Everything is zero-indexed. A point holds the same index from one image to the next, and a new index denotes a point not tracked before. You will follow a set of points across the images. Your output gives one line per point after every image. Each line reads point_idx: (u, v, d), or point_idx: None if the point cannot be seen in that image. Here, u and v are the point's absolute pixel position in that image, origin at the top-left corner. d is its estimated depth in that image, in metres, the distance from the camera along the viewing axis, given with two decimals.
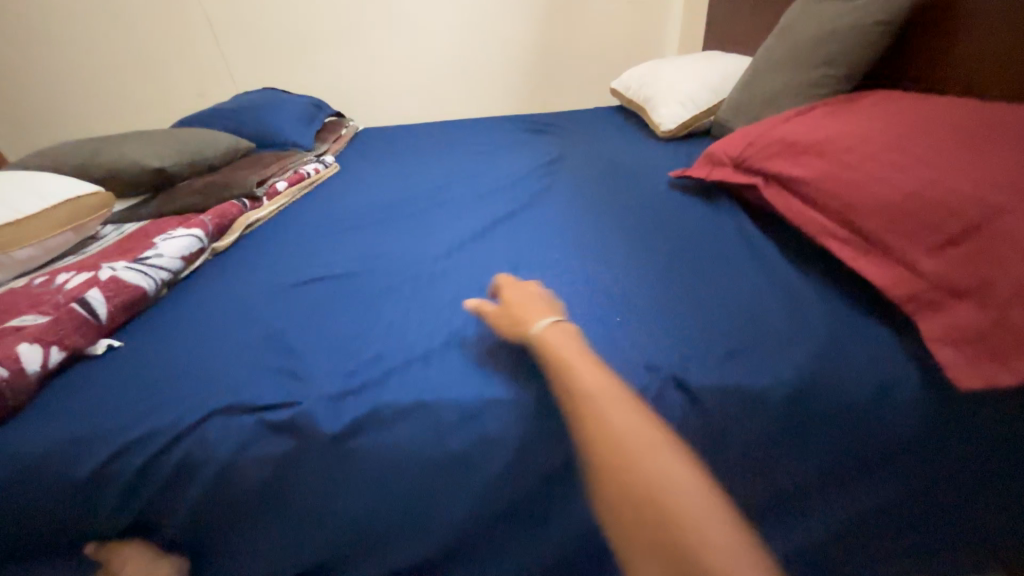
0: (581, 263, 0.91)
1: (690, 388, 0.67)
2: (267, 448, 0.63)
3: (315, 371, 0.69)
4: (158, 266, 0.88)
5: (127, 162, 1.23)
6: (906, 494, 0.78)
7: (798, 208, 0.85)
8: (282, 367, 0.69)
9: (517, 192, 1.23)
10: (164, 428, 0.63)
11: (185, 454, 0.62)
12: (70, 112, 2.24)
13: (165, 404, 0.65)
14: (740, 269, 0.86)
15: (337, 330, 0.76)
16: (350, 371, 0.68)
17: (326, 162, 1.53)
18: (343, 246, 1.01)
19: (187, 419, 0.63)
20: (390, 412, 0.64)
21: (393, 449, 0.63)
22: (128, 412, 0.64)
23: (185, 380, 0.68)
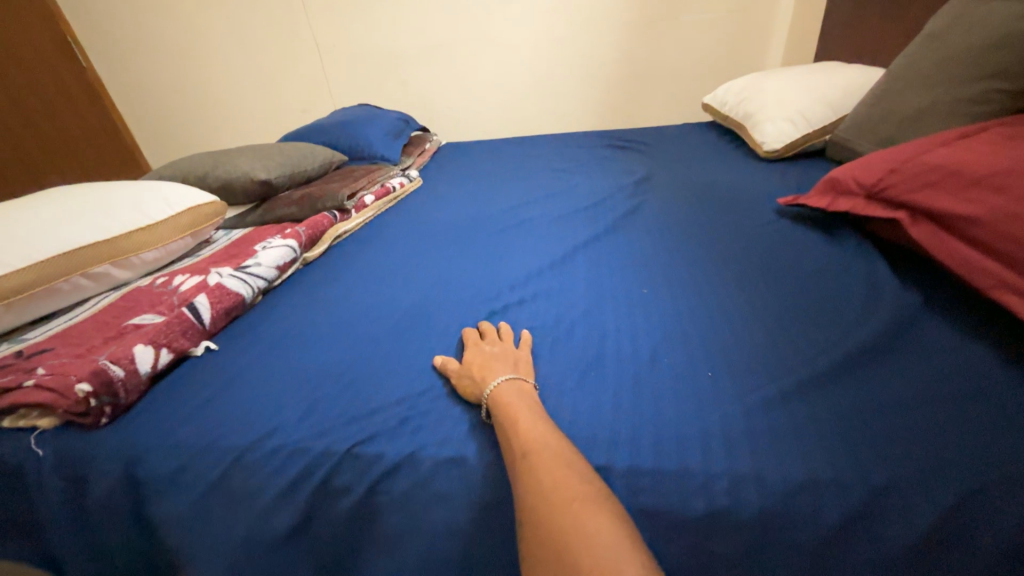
0: (675, 297, 0.81)
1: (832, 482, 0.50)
2: (331, 479, 0.60)
3: (387, 395, 0.67)
4: (256, 274, 0.93)
5: (238, 173, 1.34)
6: None
7: (965, 253, 0.68)
8: (355, 392, 0.68)
9: (599, 214, 1.15)
10: (242, 437, 0.64)
11: (257, 471, 0.62)
12: (200, 125, 2.56)
13: (246, 418, 0.66)
14: (887, 313, 0.68)
15: (410, 355, 0.74)
16: (423, 398, 0.66)
17: (410, 176, 1.58)
18: (422, 264, 1.01)
19: (263, 436, 0.63)
20: (455, 457, 0.58)
21: (445, 490, 0.57)
22: (215, 422, 0.66)
23: (270, 391, 0.70)
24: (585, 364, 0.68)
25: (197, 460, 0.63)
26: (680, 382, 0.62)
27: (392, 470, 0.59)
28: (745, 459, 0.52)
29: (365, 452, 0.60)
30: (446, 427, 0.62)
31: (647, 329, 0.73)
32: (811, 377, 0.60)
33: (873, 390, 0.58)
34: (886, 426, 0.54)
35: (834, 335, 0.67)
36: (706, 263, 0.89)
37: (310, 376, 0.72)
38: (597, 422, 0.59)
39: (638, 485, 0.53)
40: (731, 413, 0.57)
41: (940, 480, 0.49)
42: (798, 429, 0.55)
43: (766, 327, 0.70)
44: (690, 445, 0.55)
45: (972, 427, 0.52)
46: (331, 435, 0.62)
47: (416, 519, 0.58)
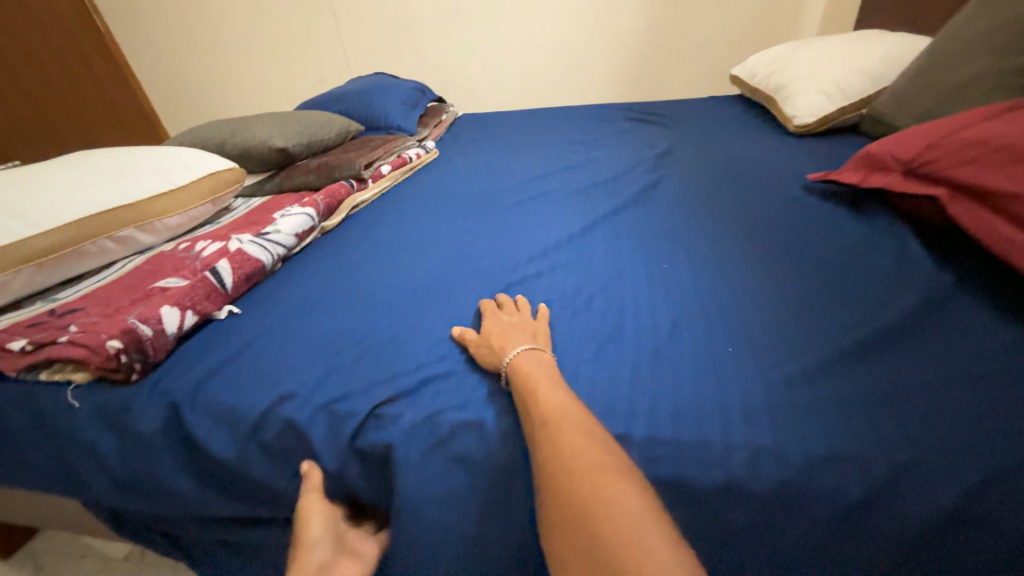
0: (696, 272, 0.79)
1: (848, 456, 0.50)
2: (349, 439, 0.62)
3: (405, 362, 0.68)
4: (276, 241, 0.93)
5: (256, 141, 1.33)
6: None
7: (1004, 230, 0.65)
8: (374, 358, 0.69)
9: (620, 188, 1.13)
10: (266, 398, 0.65)
11: (279, 429, 0.64)
12: (217, 94, 2.55)
13: (269, 378, 0.68)
14: (919, 293, 0.66)
15: (426, 323, 0.74)
16: (441, 365, 0.66)
17: (427, 147, 1.55)
18: (440, 235, 1.00)
19: (285, 396, 0.65)
20: (471, 421, 0.59)
21: (463, 454, 0.58)
22: (240, 382, 0.68)
23: (291, 354, 0.71)
24: (603, 337, 0.67)
25: (226, 417, 0.66)
26: (699, 357, 0.62)
27: (411, 432, 0.60)
28: (763, 433, 0.52)
29: (386, 415, 0.62)
30: (465, 393, 0.63)
31: (667, 304, 0.72)
32: (836, 355, 0.59)
33: (900, 370, 0.57)
34: (911, 405, 0.53)
35: (862, 314, 0.65)
36: (730, 239, 0.87)
37: (330, 341, 0.73)
38: (614, 393, 0.59)
39: (653, 456, 0.53)
40: (750, 389, 0.57)
41: (967, 463, 0.48)
42: (820, 405, 0.54)
43: (790, 304, 0.69)
44: (709, 418, 0.54)
45: (1004, 409, 0.51)
46: (353, 398, 0.64)
47: (436, 483, 0.58)
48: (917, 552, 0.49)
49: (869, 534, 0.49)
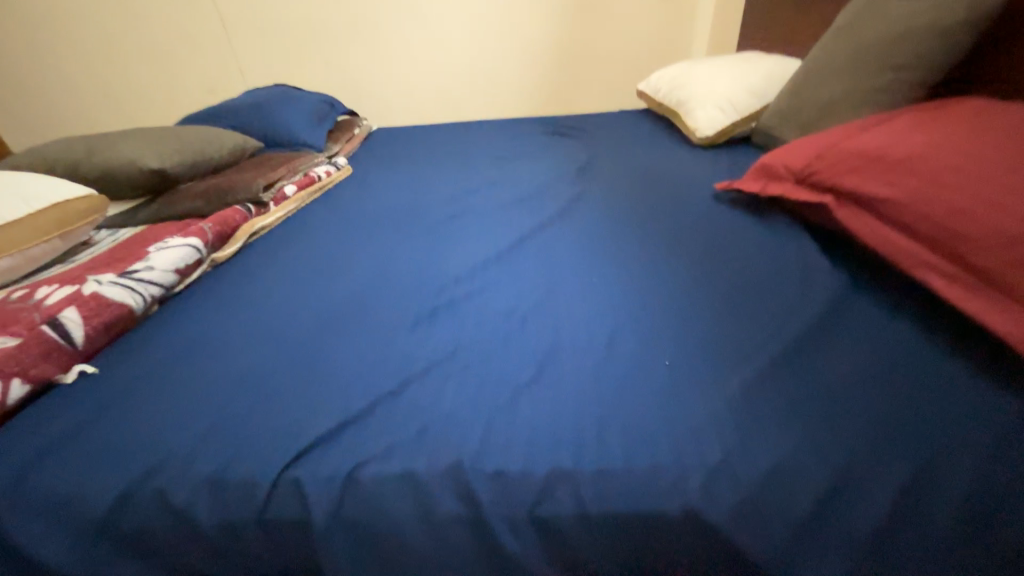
0: (622, 284, 0.79)
1: (774, 460, 0.50)
2: (239, 510, 0.52)
3: (308, 410, 0.58)
4: (148, 279, 0.77)
5: (121, 161, 1.13)
6: None
7: (891, 236, 0.71)
8: (270, 410, 0.58)
9: (544, 204, 1.11)
10: (127, 474, 0.54)
11: (149, 504, 0.53)
12: (77, 107, 2.18)
13: (137, 448, 0.56)
14: (823, 295, 0.71)
15: (338, 360, 0.65)
16: (363, 401, 0.58)
17: (337, 164, 1.43)
18: (354, 263, 0.90)
19: (158, 464, 0.54)
20: (385, 470, 0.52)
21: (383, 506, 0.51)
22: (95, 466, 0.55)
23: (165, 417, 0.59)
24: (534, 361, 0.63)
25: (76, 502, 0.54)
26: (635, 375, 0.60)
27: (324, 490, 0.52)
28: (690, 445, 0.52)
29: (290, 466, 0.53)
30: (394, 431, 0.55)
31: (601, 322, 0.70)
32: (759, 364, 0.60)
33: (812, 371, 0.59)
34: (829, 405, 0.55)
35: (778, 320, 0.68)
36: (650, 250, 0.88)
37: (218, 391, 0.61)
38: (545, 420, 0.55)
39: (582, 483, 0.51)
40: (676, 404, 0.56)
41: (886, 459, 0.50)
42: (748, 410, 0.55)
43: (711, 312, 0.71)
44: (650, 442, 0.52)
45: (899, 398, 0.55)
46: (242, 456, 0.54)
47: (350, 538, 0.52)
48: (873, 549, 0.49)
49: (820, 535, 0.49)
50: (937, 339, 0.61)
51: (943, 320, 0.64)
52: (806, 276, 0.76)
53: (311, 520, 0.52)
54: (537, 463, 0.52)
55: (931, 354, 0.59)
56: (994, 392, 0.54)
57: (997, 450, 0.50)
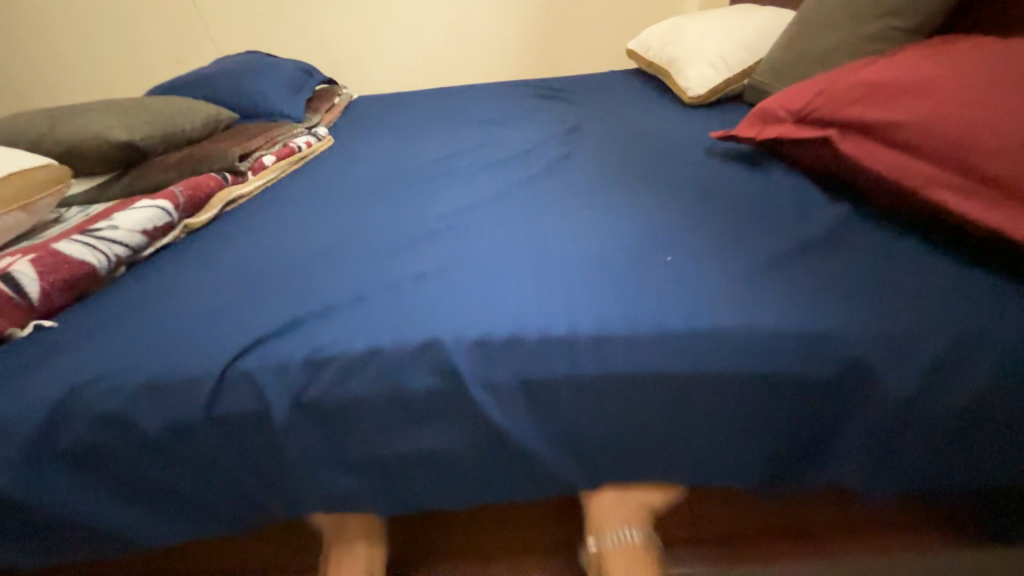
0: (614, 215, 0.73)
1: (710, 334, 0.53)
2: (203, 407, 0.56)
3: (268, 315, 0.60)
4: (111, 238, 0.73)
5: (87, 132, 1.08)
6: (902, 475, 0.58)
7: (880, 152, 0.69)
8: (231, 318, 0.60)
9: (538, 156, 1.02)
10: (75, 379, 0.57)
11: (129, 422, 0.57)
12: (43, 79, 2.09)
13: (102, 361, 0.58)
14: (811, 220, 0.68)
15: (305, 279, 0.66)
16: (321, 301, 0.61)
17: (319, 134, 1.33)
18: (326, 218, 0.83)
19: (120, 374, 0.56)
20: (336, 363, 0.55)
21: (342, 396, 0.55)
22: (62, 376, 0.57)
23: (124, 332, 0.61)
24: (485, 261, 0.65)
25: (32, 426, 0.55)
26: (601, 278, 0.60)
27: (279, 387, 0.55)
28: (626, 328, 0.54)
29: (246, 359, 0.56)
30: (356, 323, 0.57)
31: (558, 232, 0.70)
32: (763, 293, 0.56)
33: (817, 299, 0.56)
34: (793, 307, 0.55)
35: (766, 239, 0.65)
36: (643, 186, 0.83)
37: (190, 320, 0.61)
38: (488, 306, 0.57)
39: (509, 351, 0.54)
40: (627, 294, 0.57)
41: (837, 353, 0.53)
42: (704, 299, 0.56)
43: (709, 234, 0.67)
44: (591, 309, 0.56)
45: (873, 308, 0.54)
46: (187, 357, 0.56)
47: (309, 429, 0.57)
48: (821, 403, 0.55)
49: (775, 397, 0.55)
50: (945, 271, 0.58)
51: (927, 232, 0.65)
52: (803, 207, 0.72)
53: (267, 409, 0.55)
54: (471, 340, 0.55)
55: (898, 265, 0.60)
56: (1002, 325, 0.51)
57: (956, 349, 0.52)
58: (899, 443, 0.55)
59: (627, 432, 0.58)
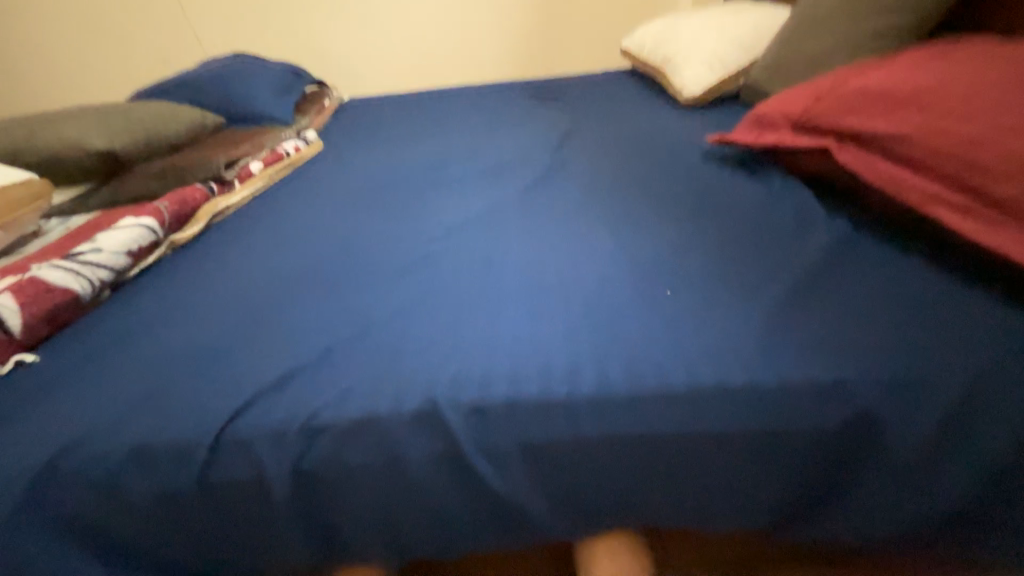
0: (602, 235, 0.73)
1: (718, 360, 0.52)
2: (190, 466, 0.53)
3: (258, 373, 0.57)
4: (94, 262, 0.71)
5: (65, 142, 1.04)
6: (875, 501, 0.51)
7: (874, 164, 0.68)
8: (219, 373, 0.58)
9: (528, 166, 1.00)
10: (58, 425, 0.56)
11: (104, 475, 0.53)
12: (23, 82, 2.03)
13: (91, 408, 0.56)
14: (816, 240, 0.66)
15: (294, 322, 0.63)
16: (314, 354, 0.58)
17: (307, 138, 1.30)
18: (318, 236, 0.82)
19: (107, 430, 0.54)
20: (331, 429, 0.52)
21: (344, 458, 0.52)
22: (43, 437, 0.55)
23: (104, 389, 0.58)
24: (482, 304, 0.62)
25: (11, 480, 0.52)
26: (601, 324, 0.56)
27: (278, 449, 0.52)
28: (637, 379, 0.52)
29: (241, 426, 0.53)
30: (347, 383, 0.54)
31: (550, 266, 0.67)
32: (765, 319, 0.55)
33: (819, 320, 0.54)
34: (802, 339, 0.53)
35: (770, 263, 0.63)
36: (638, 202, 0.82)
37: (178, 365, 0.59)
38: (488, 360, 0.55)
39: (512, 412, 0.52)
40: (625, 335, 0.55)
41: (854, 406, 0.50)
42: (713, 348, 0.53)
43: (703, 255, 0.66)
44: (588, 365, 0.53)
45: (878, 339, 0.52)
46: (174, 420, 0.54)
47: (303, 486, 0.53)
48: (826, 464, 0.52)
49: (788, 441, 0.51)
50: (950, 287, 0.57)
51: (932, 244, 0.64)
52: (799, 220, 0.72)
53: (263, 477, 0.52)
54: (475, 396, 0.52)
55: (894, 281, 0.59)
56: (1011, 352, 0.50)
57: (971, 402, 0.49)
58: (922, 504, 0.51)
59: (646, 481, 0.54)
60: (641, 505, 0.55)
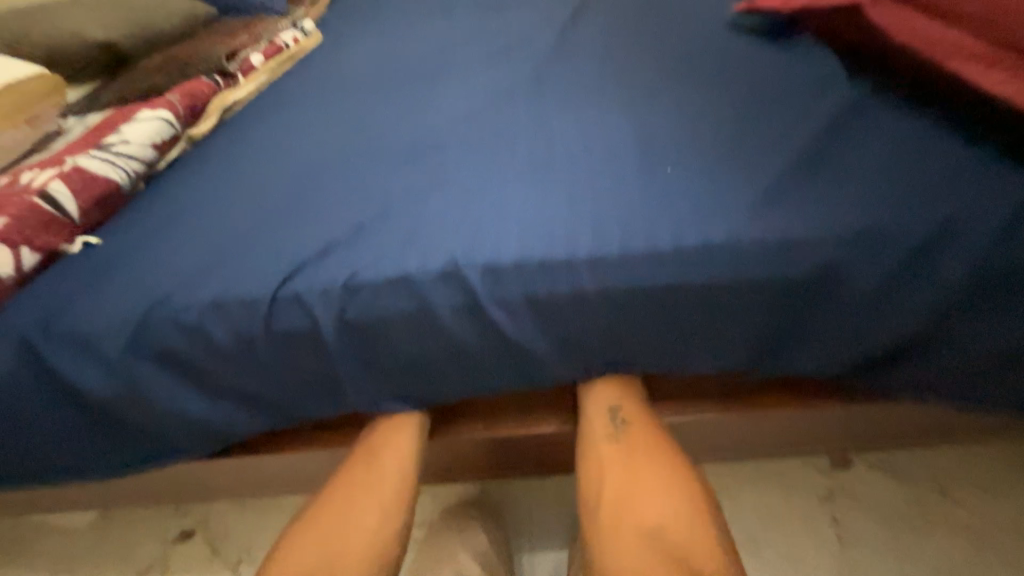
0: (616, 107, 0.71)
1: (732, 218, 0.53)
2: (235, 328, 0.55)
3: (292, 243, 0.58)
4: (127, 154, 0.74)
5: (66, 35, 1.02)
6: (864, 335, 0.53)
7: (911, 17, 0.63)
8: (257, 240, 0.59)
9: (539, 40, 0.93)
10: (108, 295, 0.58)
11: (156, 347, 0.56)
12: None
13: (142, 278, 0.59)
14: (836, 102, 0.64)
15: (320, 195, 0.64)
16: (348, 225, 0.58)
17: (305, 31, 1.20)
18: (334, 121, 0.80)
19: (155, 296, 0.57)
20: (370, 287, 0.54)
21: (383, 315, 0.54)
22: (99, 312, 0.57)
23: (167, 258, 0.60)
24: (504, 174, 0.62)
25: (77, 346, 0.56)
26: (608, 196, 0.57)
27: (328, 309, 0.54)
28: (664, 239, 0.52)
29: (291, 290, 0.55)
30: (377, 249, 0.56)
31: (561, 143, 0.65)
32: (776, 179, 0.55)
33: (830, 182, 0.55)
34: (806, 194, 0.54)
35: (785, 126, 0.62)
36: (655, 72, 0.78)
37: (212, 240, 0.61)
38: (513, 224, 0.55)
39: (543, 270, 0.53)
40: (642, 199, 0.56)
41: (868, 254, 0.51)
42: (715, 213, 0.53)
43: (720, 123, 0.65)
44: (597, 229, 0.53)
45: (881, 192, 0.53)
46: (227, 287, 0.56)
47: (350, 347, 0.56)
48: (797, 312, 0.54)
49: (791, 282, 0.52)
50: (968, 145, 0.56)
51: (962, 101, 0.61)
52: (823, 83, 0.68)
53: (318, 329, 0.54)
54: (506, 255, 0.53)
55: (909, 139, 0.58)
56: (1019, 202, 0.50)
57: (936, 239, 0.50)
58: (908, 332, 0.53)
59: (666, 339, 0.56)
60: (653, 364, 0.58)
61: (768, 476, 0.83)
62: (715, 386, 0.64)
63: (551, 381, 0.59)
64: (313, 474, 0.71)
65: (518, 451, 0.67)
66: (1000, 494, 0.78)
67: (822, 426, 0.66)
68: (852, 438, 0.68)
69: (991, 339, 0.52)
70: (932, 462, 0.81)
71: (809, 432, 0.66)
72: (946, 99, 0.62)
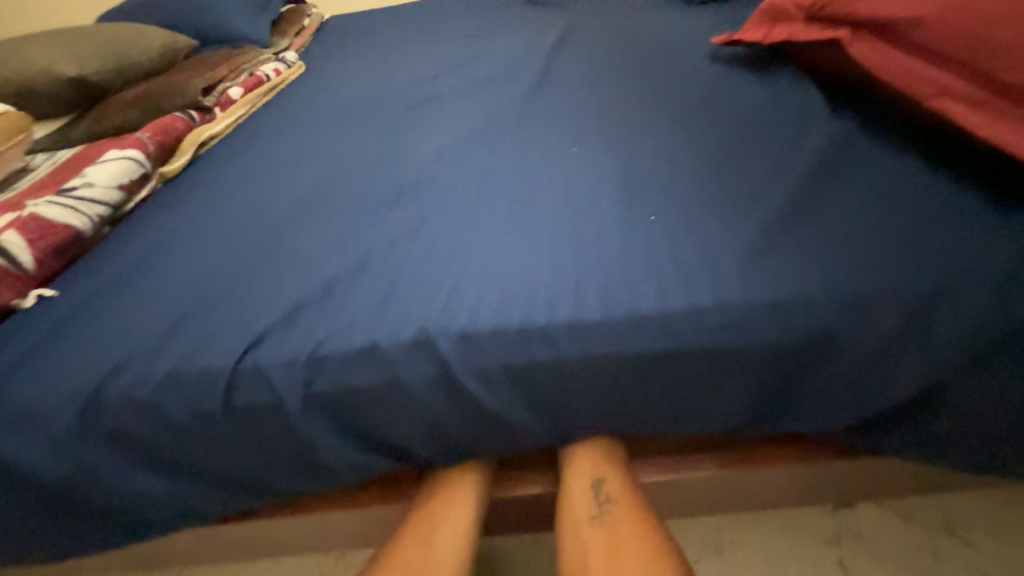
0: (597, 150, 0.69)
1: (720, 278, 0.50)
2: (194, 400, 0.51)
3: (257, 308, 0.55)
4: (90, 199, 0.71)
5: (36, 71, 0.99)
6: (860, 398, 0.51)
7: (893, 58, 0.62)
8: (221, 301, 0.56)
9: (521, 75, 0.93)
10: (60, 365, 0.54)
11: (109, 422, 0.52)
12: None
13: (96, 346, 0.55)
14: (822, 143, 0.63)
15: (290, 248, 0.62)
16: (318, 286, 0.55)
17: (288, 61, 1.22)
18: (310, 162, 0.78)
19: (109, 368, 0.53)
20: (338, 357, 0.50)
21: (351, 389, 0.50)
22: (49, 383, 0.53)
23: (125, 324, 0.56)
24: (481, 227, 0.59)
25: (21, 421, 0.52)
26: (588, 255, 0.54)
27: (292, 382, 0.50)
28: (650, 301, 0.50)
29: (252, 363, 0.51)
30: (348, 314, 0.53)
31: (541, 193, 0.63)
32: (764, 232, 0.53)
33: (821, 235, 0.52)
34: (795, 248, 0.52)
35: (771, 173, 0.60)
36: (638, 113, 0.77)
37: (173, 304, 0.57)
38: (489, 284, 0.53)
39: (523, 336, 0.49)
40: (625, 257, 0.53)
41: (864, 320, 0.48)
42: (702, 272, 0.51)
43: (704, 166, 0.63)
44: (577, 292, 0.51)
45: (873, 246, 0.51)
46: (186, 358, 0.52)
47: (317, 419, 0.52)
48: (788, 376, 0.51)
49: (785, 349, 0.49)
50: (958, 188, 0.54)
51: (948, 143, 0.60)
52: (808, 123, 0.67)
53: (281, 404, 0.50)
54: (483, 319, 0.50)
55: (898, 184, 0.56)
56: (1016, 256, 0.48)
57: (931, 301, 0.48)
58: (904, 397, 0.50)
59: (655, 404, 0.53)
60: (644, 427, 0.55)
61: (771, 519, 0.79)
62: (708, 443, 0.61)
63: (537, 444, 0.56)
64: (293, 538, 0.66)
65: (506, 511, 0.63)
66: (1013, 533, 0.74)
67: (822, 482, 0.63)
68: (853, 492, 0.65)
69: (992, 402, 0.49)
70: (939, 504, 0.78)
71: (809, 488, 0.63)
72: (932, 140, 0.61)
